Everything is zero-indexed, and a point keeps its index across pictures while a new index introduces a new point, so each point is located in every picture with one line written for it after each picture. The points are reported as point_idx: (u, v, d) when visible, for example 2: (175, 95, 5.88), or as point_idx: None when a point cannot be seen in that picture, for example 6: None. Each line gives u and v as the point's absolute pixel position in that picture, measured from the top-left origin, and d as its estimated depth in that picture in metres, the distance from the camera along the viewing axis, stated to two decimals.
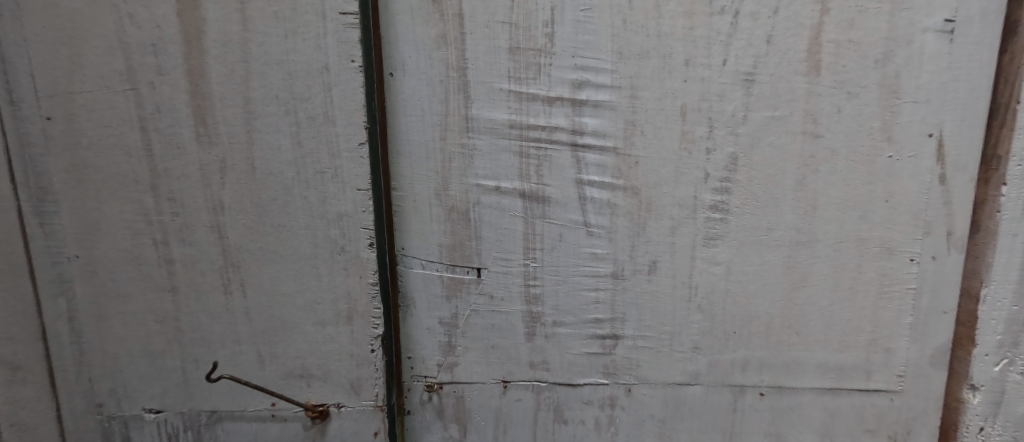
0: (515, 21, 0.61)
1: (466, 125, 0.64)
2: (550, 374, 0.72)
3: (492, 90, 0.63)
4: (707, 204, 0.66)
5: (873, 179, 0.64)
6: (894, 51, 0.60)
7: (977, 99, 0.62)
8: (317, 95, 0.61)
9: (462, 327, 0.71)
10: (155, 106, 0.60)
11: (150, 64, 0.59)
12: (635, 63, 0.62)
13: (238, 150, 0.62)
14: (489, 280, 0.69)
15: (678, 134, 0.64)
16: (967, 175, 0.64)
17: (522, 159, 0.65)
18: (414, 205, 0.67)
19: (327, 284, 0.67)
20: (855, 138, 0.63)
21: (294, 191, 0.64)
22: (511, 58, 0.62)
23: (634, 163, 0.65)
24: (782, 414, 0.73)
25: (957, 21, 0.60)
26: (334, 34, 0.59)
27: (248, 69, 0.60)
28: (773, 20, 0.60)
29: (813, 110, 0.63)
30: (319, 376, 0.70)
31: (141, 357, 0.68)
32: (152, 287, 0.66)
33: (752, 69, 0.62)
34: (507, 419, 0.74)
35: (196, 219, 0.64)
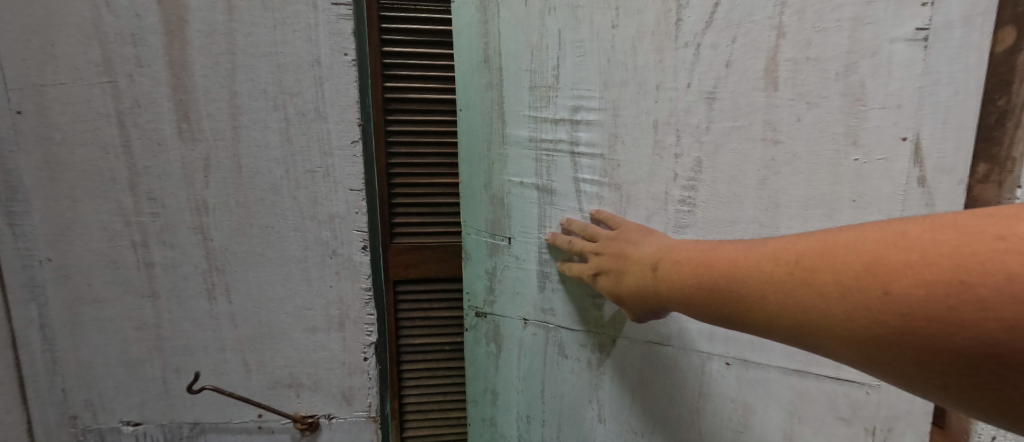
0: (534, 66, 0.58)
1: (504, 139, 0.61)
2: (556, 317, 0.63)
3: (520, 119, 0.60)
4: (676, 202, 0.55)
5: (840, 179, 0.48)
6: (859, 61, 0.46)
7: (966, 105, 0.44)
8: (308, 90, 0.58)
9: (501, 272, 0.65)
10: (135, 100, 0.57)
11: (129, 55, 0.55)
12: (617, 89, 0.55)
13: (224, 147, 0.59)
14: (518, 241, 0.63)
15: (649, 143, 0.55)
16: (959, 178, 0.45)
17: (539, 159, 0.60)
18: (471, 218, 0.66)
19: (318, 289, 0.64)
20: (816, 145, 0.48)
21: (283, 191, 0.61)
22: (532, 93, 0.59)
23: (618, 165, 0.57)
24: (748, 396, 0.54)
25: (933, 26, 0.44)
26: (327, 26, 0.57)
27: (235, 61, 0.57)
28: (732, 47, 0.50)
29: (774, 121, 0.49)
30: (309, 386, 0.67)
31: (119, 366, 0.64)
32: (130, 292, 0.62)
33: (711, 91, 0.51)
34: (535, 357, 0.66)
35: (178, 219, 0.60)
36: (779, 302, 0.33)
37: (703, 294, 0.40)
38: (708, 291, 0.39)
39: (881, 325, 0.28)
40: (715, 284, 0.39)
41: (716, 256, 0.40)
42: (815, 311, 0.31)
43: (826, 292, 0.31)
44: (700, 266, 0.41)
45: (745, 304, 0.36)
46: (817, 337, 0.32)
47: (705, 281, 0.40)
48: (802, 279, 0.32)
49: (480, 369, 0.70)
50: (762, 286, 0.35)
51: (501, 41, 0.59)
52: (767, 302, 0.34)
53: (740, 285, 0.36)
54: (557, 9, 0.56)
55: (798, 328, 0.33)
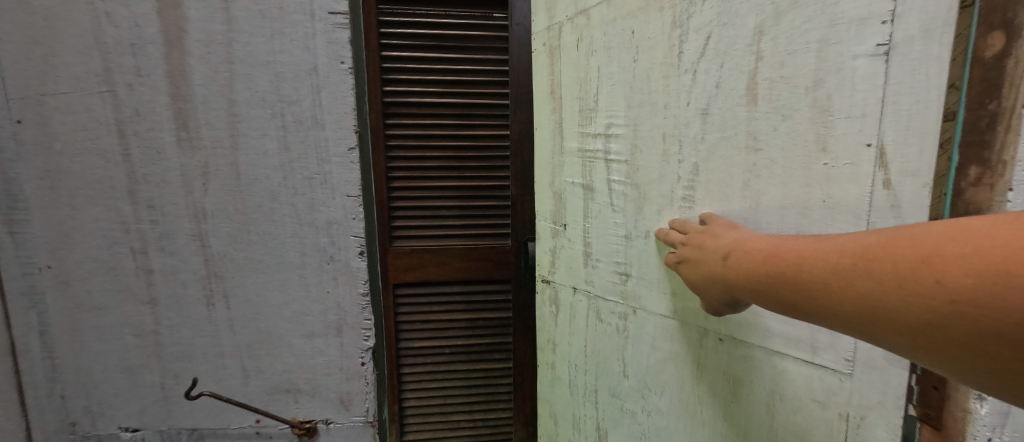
0: (581, 94, 0.63)
1: (560, 149, 0.68)
2: (595, 288, 0.64)
3: (573, 130, 0.65)
4: (677, 201, 0.52)
5: (812, 182, 0.42)
6: (825, 79, 0.40)
7: (929, 115, 0.35)
8: (305, 98, 0.59)
9: (560, 251, 0.70)
10: (134, 109, 0.57)
11: (129, 65, 0.56)
12: (635, 106, 0.55)
13: (222, 155, 0.59)
14: (572, 226, 0.67)
15: (660, 151, 0.53)
16: (924, 182, 0.36)
17: (584, 163, 0.63)
18: (543, 206, 0.73)
19: (316, 295, 0.65)
20: (789, 155, 0.43)
21: (281, 198, 0.61)
22: (580, 112, 0.63)
23: (637, 169, 0.56)
24: (738, 367, 0.49)
25: (893, 42, 0.36)
26: (324, 35, 0.58)
27: (233, 70, 0.57)
28: (716, 72, 0.47)
29: (756, 131, 0.45)
30: (307, 391, 0.67)
31: (118, 373, 0.64)
32: (129, 299, 0.62)
33: (704, 108, 0.48)
34: (581, 324, 0.68)
35: (176, 226, 0.61)
36: (833, 292, 0.29)
37: (756, 283, 0.35)
38: (761, 281, 0.34)
39: (932, 316, 0.24)
40: (769, 272, 0.33)
41: (773, 243, 0.35)
42: (869, 301, 0.27)
43: (880, 281, 0.26)
44: (756, 253, 0.36)
45: (797, 294, 0.31)
46: (874, 330, 0.27)
47: (759, 268, 0.34)
48: (857, 266, 0.27)
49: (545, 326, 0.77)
50: (817, 273, 0.30)
51: (562, 72, 0.66)
52: (820, 292, 0.29)
53: (794, 271, 0.31)
54: (597, 52, 0.60)
55: (853, 319, 0.28)
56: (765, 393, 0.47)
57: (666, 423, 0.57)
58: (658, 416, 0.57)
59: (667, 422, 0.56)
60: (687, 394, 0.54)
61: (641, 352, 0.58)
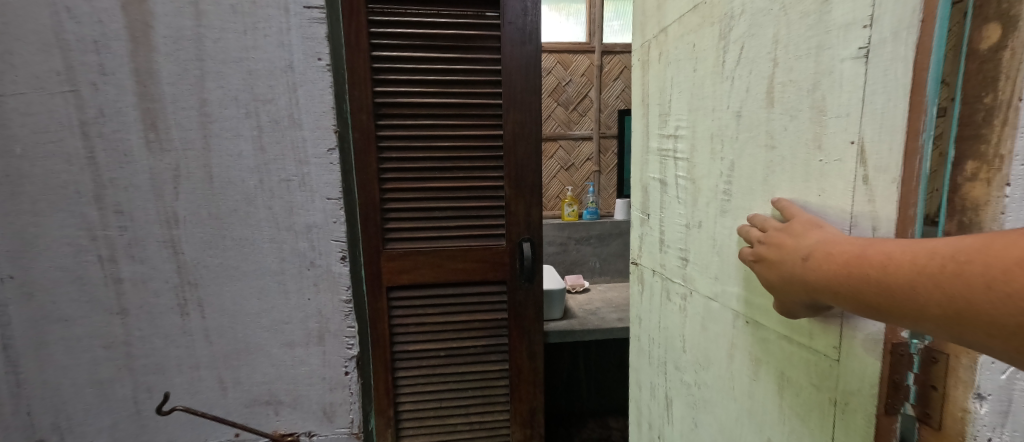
0: (660, 101, 0.75)
1: (647, 148, 0.81)
2: (668, 271, 0.74)
3: (655, 132, 0.77)
4: (718, 194, 0.58)
5: (810, 177, 0.43)
6: (821, 81, 0.42)
7: (897, 113, 0.35)
8: (281, 97, 0.57)
9: (647, 239, 0.82)
10: (98, 109, 0.54)
11: (91, 63, 0.53)
12: (694, 110, 0.64)
13: (194, 157, 0.57)
14: (652, 217, 0.79)
15: (709, 150, 0.60)
16: (892, 178, 0.36)
17: (662, 161, 0.74)
18: (643, 199, 0.84)
19: (296, 301, 0.62)
20: (798, 152, 0.45)
21: (257, 201, 0.59)
22: (660, 117, 0.75)
23: (693, 166, 0.65)
24: (757, 350, 0.54)
25: (871, 45, 0.37)
26: (299, 30, 0.56)
27: (203, 68, 0.55)
28: (749, 78, 0.52)
29: (774, 131, 0.48)
30: (289, 403, 0.65)
31: (87, 387, 0.61)
32: (97, 310, 0.59)
33: (739, 112, 0.53)
34: (656, 299, 0.80)
35: (146, 232, 0.58)
36: (920, 295, 0.29)
37: (837, 284, 0.34)
38: (842, 283, 0.34)
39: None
40: (851, 274, 0.33)
41: (850, 244, 0.35)
42: (958, 300, 0.27)
43: (970, 285, 0.27)
44: (832, 252, 0.35)
45: (880, 297, 0.31)
46: (966, 334, 0.28)
47: (838, 272, 0.34)
48: (949, 269, 0.28)
49: (635, 302, 0.90)
50: (902, 276, 0.30)
51: (652, 80, 0.78)
52: (904, 293, 0.30)
53: (879, 274, 0.31)
54: (671, 64, 0.71)
55: (941, 320, 0.29)
56: (777, 375, 0.51)
57: (709, 395, 0.65)
58: (705, 389, 0.66)
59: (711, 393, 0.64)
60: (723, 371, 0.61)
61: (692, 328, 0.68)
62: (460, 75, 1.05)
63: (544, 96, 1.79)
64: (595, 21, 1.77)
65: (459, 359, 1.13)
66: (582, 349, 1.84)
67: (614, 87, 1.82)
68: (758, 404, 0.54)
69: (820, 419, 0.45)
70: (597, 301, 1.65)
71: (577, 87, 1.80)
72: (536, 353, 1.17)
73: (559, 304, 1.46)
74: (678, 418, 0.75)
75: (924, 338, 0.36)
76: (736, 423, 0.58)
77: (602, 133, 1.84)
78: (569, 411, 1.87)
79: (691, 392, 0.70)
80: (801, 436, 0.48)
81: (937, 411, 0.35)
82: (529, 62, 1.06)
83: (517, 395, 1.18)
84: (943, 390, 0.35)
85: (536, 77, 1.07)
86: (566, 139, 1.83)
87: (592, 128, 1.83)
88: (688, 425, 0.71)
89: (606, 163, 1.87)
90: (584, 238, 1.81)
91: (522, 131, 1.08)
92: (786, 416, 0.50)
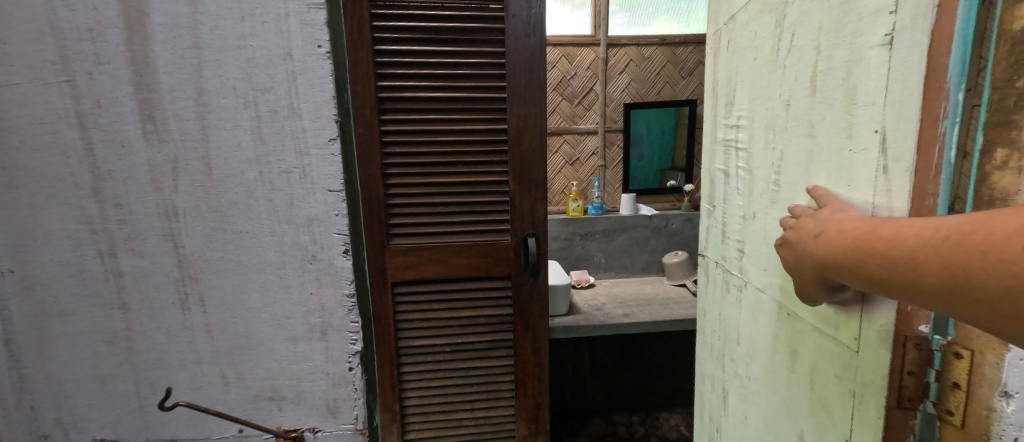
0: (727, 86, 0.69)
1: (714, 137, 0.75)
2: (728, 263, 0.69)
3: (721, 121, 0.72)
4: (769, 185, 0.55)
5: (841, 166, 0.42)
6: (852, 69, 0.40)
7: (913, 101, 0.34)
8: (279, 85, 0.55)
9: (711, 230, 0.77)
10: (95, 99, 0.53)
11: (87, 52, 0.52)
12: (753, 97, 0.59)
13: (192, 149, 0.55)
14: (715, 208, 0.75)
15: (764, 140, 0.56)
16: (906, 168, 0.34)
17: (726, 151, 0.69)
18: (711, 189, 0.77)
19: (298, 296, 0.61)
20: (832, 143, 0.43)
21: (257, 194, 0.57)
22: (724, 105, 0.70)
23: (750, 156, 0.60)
24: (793, 342, 0.52)
25: (895, 32, 0.35)
26: (297, 16, 0.54)
27: (200, 56, 0.53)
28: (795, 65, 0.49)
29: (815, 120, 0.45)
30: (292, 398, 0.64)
31: (89, 382, 0.60)
32: (97, 304, 0.58)
33: (788, 100, 0.50)
34: (715, 288, 0.76)
35: (146, 226, 0.56)
36: (922, 263, 0.29)
37: (847, 259, 0.34)
38: (851, 258, 0.34)
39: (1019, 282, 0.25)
40: (860, 249, 0.33)
41: (862, 223, 0.34)
42: (956, 268, 0.27)
43: (968, 255, 0.27)
44: (845, 231, 0.35)
45: (883, 270, 0.31)
46: (963, 306, 0.28)
47: (848, 247, 0.34)
48: (951, 240, 0.28)
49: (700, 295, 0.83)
50: (907, 247, 0.30)
51: (720, 66, 0.72)
52: (906, 263, 0.30)
53: (886, 247, 0.31)
54: (735, 49, 0.66)
55: (940, 292, 0.28)
56: (810, 367, 0.49)
57: (754, 387, 0.63)
58: (752, 381, 0.64)
59: (757, 386, 0.62)
60: (767, 363, 0.59)
61: (745, 321, 0.64)
62: (463, 68, 1.03)
63: (549, 90, 1.78)
64: (600, 12, 1.74)
65: (464, 353, 1.12)
66: (588, 344, 1.81)
67: (621, 80, 1.78)
68: (794, 396, 0.53)
69: (843, 414, 0.44)
70: (603, 296, 1.64)
71: (582, 80, 1.77)
72: (541, 348, 1.16)
73: (565, 299, 1.44)
74: (731, 411, 0.72)
75: (945, 334, 0.34)
76: (777, 415, 0.57)
77: (607, 127, 1.81)
78: (574, 406, 1.85)
79: (742, 384, 0.67)
80: (826, 430, 0.47)
81: (959, 411, 0.34)
82: (533, 54, 1.04)
83: (522, 390, 1.17)
84: (966, 389, 0.33)
85: (541, 69, 1.04)
86: (571, 133, 1.81)
87: (597, 122, 1.80)
88: (739, 417, 0.69)
89: (611, 157, 1.84)
90: (589, 233, 1.79)
91: (526, 125, 1.06)
92: (815, 409, 0.49)
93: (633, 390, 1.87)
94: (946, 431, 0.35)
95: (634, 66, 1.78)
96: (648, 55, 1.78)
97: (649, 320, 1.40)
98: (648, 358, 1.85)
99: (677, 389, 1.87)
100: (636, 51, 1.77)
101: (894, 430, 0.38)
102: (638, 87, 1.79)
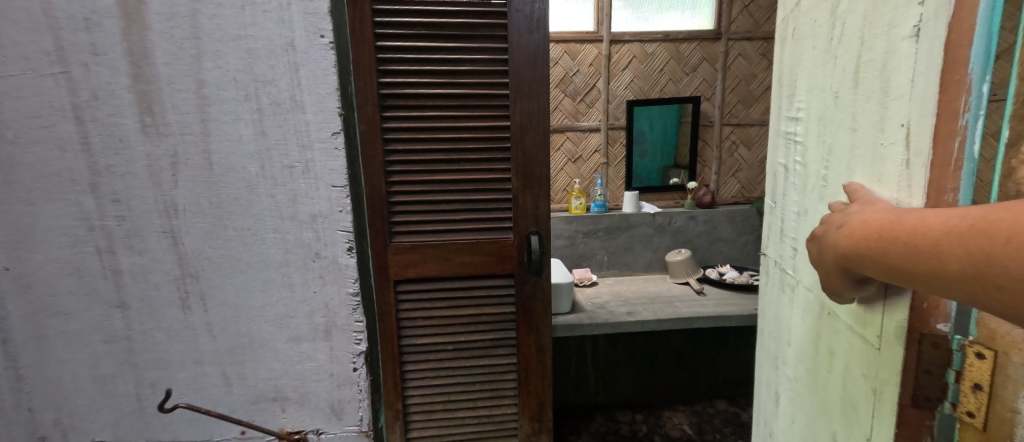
0: (784, 73, 0.62)
1: (777, 128, 0.65)
2: (785, 262, 0.63)
3: (781, 110, 0.64)
4: (817, 180, 0.51)
5: (875, 159, 0.39)
6: (884, 61, 0.38)
7: (928, 94, 0.33)
8: (282, 77, 0.54)
9: (771, 228, 0.68)
10: (91, 91, 0.51)
11: (83, 42, 0.50)
12: (811, 85, 0.53)
13: (192, 143, 0.53)
14: (772, 206, 0.67)
15: (817, 133, 0.52)
16: (924, 163, 0.33)
17: (785, 143, 0.62)
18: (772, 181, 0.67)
19: (301, 295, 0.59)
20: (868, 137, 0.41)
21: (259, 189, 0.56)
22: (783, 92, 0.62)
23: (806, 151, 0.55)
24: (831, 341, 0.49)
25: (921, 23, 0.34)
26: (300, 5, 0.53)
27: (200, 47, 0.52)
28: (843, 55, 0.46)
29: (856, 113, 0.43)
30: (295, 400, 0.62)
31: (89, 382, 0.59)
32: (96, 303, 0.56)
33: (837, 92, 0.47)
34: (768, 286, 0.70)
35: (145, 223, 0.55)
36: (944, 253, 0.27)
37: (868, 249, 0.33)
38: (874, 249, 0.32)
39: None
40: (880, 238, 0.31)
41: (886, 214, 0.32)
42: (978, 258, 0.26)
43: (992, 240, 0.25)
44: (867, 220, 0.33)
45: (905, 259, 0.30)
46: (986, 296, 0.26)
47: (869, 237, 0.32)
48: (976, 227, 0.26)
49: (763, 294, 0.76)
50: (931, 236, 0.28)
51: (780, 50, 0.64)
52: (927, 252, 0.28)
53: (909, 236, 0.29)
54: (793, 34, 0.59)
55: (964, 279, 0.27)
56: (844, 367, 0.47)
57: (799, 388, 0.59)
58: (798, 381, 0.60)
59: (802, 387, 0.59)
60: (809, 364, 0.56)
61: (794, 321, 0.60)
62: (466, 64, 1.01)
63: (552, 87, 1.75)
64: (603, 8, 1.70)
65: (468, 351, 1.10)
66: (591, 342, 1.79)
67: (624, 76, 1.76)
68: (830, 398, 0.50)
69: (869, 415, 0.42)
70: (606, 293, 1.63)
71: (585, 77, 1.75)
72: (545, 347, 1.14)
73: (568, 297, 1.43)
74: (779, 415, 0.68)
75: (967, 334, 0.33)
76: (816, 417, 0.54)
77: (611, 124, 1.79)
78: (577, 404, 1.84)
79: (791, 386, 0.63)
80: (854, 431, 0.45)
81: (981, 412, 0.32)
82: (537, 50, 1.01)
83: (526, 388, 1.15)
84: (989, 389, 0.31)
85: (545, 66, 1.02)
86: (574, 131, 1.79)
87: (600, 119, 1.78)
88: (786, 420, 0.65)
89: (614, 155, 1.82)
90: (593, 231, 1.77)
91: (529, 122, 1.04)
92: (845, 409, 0.47)
93: (636, 390, 1.85)
94: (967, 432, 0.34)
95: (637, 63, 1.75)
96: (651, 51, 1.75)
97: (653, 318, 1.38)
98: (653, 359, 1.82)
99: (681, 388, 1.86)
100: (639, 47, 1.75)
101: (904, 428, 0.37)
102: (642, 84, 1.77)
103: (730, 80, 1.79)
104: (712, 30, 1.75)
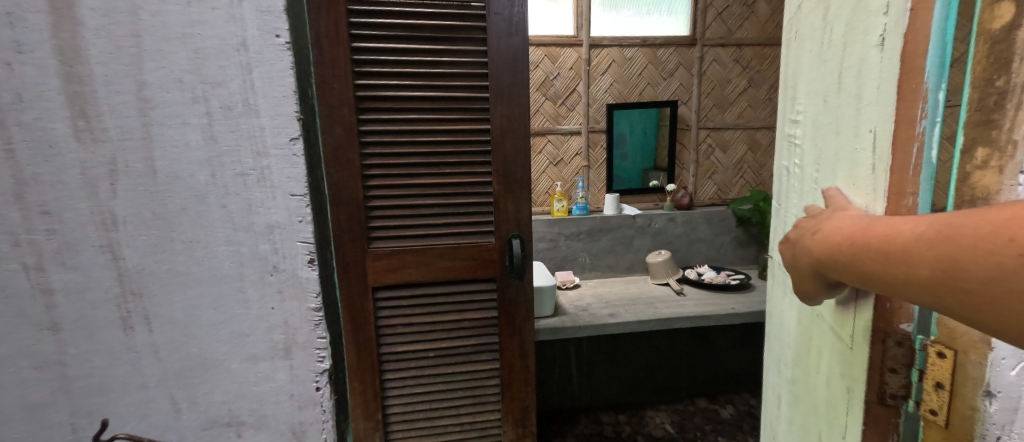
0: (786, 67, 0.57)
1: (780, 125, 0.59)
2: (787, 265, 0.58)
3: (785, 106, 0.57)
4: (810, 185, 0.48)
5: (849, 164, 0.39)
6: (857, 67, 0.38)
7: (888, 103, 0.33)
8: (233, 79, 0.50)
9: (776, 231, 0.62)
10: (15, 93, 0.46)
11: (6, 39, 0.45)
12: (807, 83, 0.49)
13: (133, 149, 0.49)
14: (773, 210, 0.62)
15: (811, 135, 0.49)
16: (883, 169, 0.34)
17: (783, 143, 0.57)
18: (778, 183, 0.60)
19: (258, 311, 0.56)
20: (847, 143, 0.39)
21: (209, 199, 0.52)
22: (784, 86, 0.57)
23: (801, 154, 0.51)
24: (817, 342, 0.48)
25: (887, 31, 0.33)
26: (252, 2, 0.49)
27: (141, 45, 0.48)
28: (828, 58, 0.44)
29: (839, 118, 0.41)
30: (252, 424, 0.58)
31: (16, 413, 0.52)
32: (24, 325, 0.50)
33: (826, 96, 0.45)
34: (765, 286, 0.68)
35: (79, 237, 0.50)
36: (913, 258, 0.26)
37: (839, 256, 0.31)
38: (845, 255, 0.30)
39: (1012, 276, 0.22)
40: (852, 244, 0.30)
41: (859, 220, 0.31)
42: (947, 263, 0.24)
43: (958, 245, 0.24)
44: (840, 227, 0.32)
45: (875, 265, 0.28)
46: (953, 302, 0.25)
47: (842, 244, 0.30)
48: (944, 232, 0.24)
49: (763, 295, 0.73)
50: (900, 241, 0.26)
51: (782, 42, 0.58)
52: (897, 258, 0.27)
53: (879, 242, 0.28)
54: (790, 29, 0.55)
55: (930, 285, 0.25)
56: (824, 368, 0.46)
57: (791, 390, 0.58)
58: (789, 382, 0.59)
59: (794, 388, 0.57)
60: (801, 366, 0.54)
61: (786, 322, 0.58)
62: (446, 67, 0.98)
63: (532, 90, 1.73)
64: (583, 12, 1.70)
65: (448, 357, 1.07)
66: (573, 345, 1.78)
67: (603, 80, 1.75)
68: (817, 398, 0.49)
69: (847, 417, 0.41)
70: (588, 295, 1.61)
71: (565, 81, 1.74)
72: (527, 351, 1.12)
73: (551, 300, 1.40)
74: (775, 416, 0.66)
75: (928, 334, 0.33)
76: (807, 418, 0.53)
77: (590, 127, 1.78)
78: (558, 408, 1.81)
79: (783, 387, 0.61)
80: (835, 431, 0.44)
81: (944, 410, 0.33)
82: (517, 54, 0.99)
83: (509, 393, 1.12)
84: (951, 388, 0.32)
85: (524, 70, 1.00)
86: (554, 134, 1.77)
87: (580, 123, 1.77)
88: (781, 422, 0.63)
89: (595, 158, 1.81)
90: (575, 234, 1.75)
91: (510, 126, 1.01)
92: (827, 410, 0.45)
93: (617, 392, 1.84)
94: (930, 430, 0.34)
95: (616, 67, 1.75)
96: (629, 56, 1.75)
97: (635, 319, 1.37)
98: (632, 361, 1.82)
99: (661, 389, 1.86)
100: (618, 52, 1.74)
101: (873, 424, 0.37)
102: (621, 87, 1.77)
103: (705, 85, 1.80)
104: (688, 36, 1.76)
